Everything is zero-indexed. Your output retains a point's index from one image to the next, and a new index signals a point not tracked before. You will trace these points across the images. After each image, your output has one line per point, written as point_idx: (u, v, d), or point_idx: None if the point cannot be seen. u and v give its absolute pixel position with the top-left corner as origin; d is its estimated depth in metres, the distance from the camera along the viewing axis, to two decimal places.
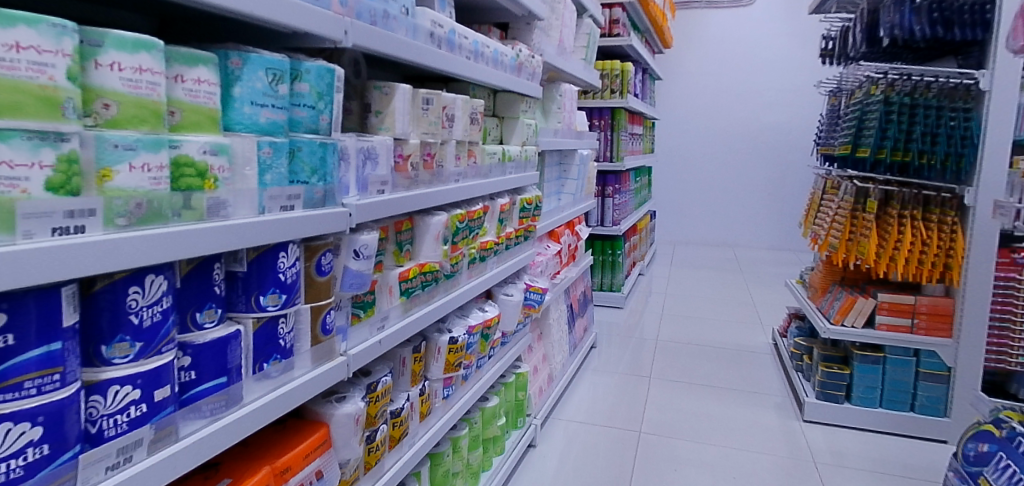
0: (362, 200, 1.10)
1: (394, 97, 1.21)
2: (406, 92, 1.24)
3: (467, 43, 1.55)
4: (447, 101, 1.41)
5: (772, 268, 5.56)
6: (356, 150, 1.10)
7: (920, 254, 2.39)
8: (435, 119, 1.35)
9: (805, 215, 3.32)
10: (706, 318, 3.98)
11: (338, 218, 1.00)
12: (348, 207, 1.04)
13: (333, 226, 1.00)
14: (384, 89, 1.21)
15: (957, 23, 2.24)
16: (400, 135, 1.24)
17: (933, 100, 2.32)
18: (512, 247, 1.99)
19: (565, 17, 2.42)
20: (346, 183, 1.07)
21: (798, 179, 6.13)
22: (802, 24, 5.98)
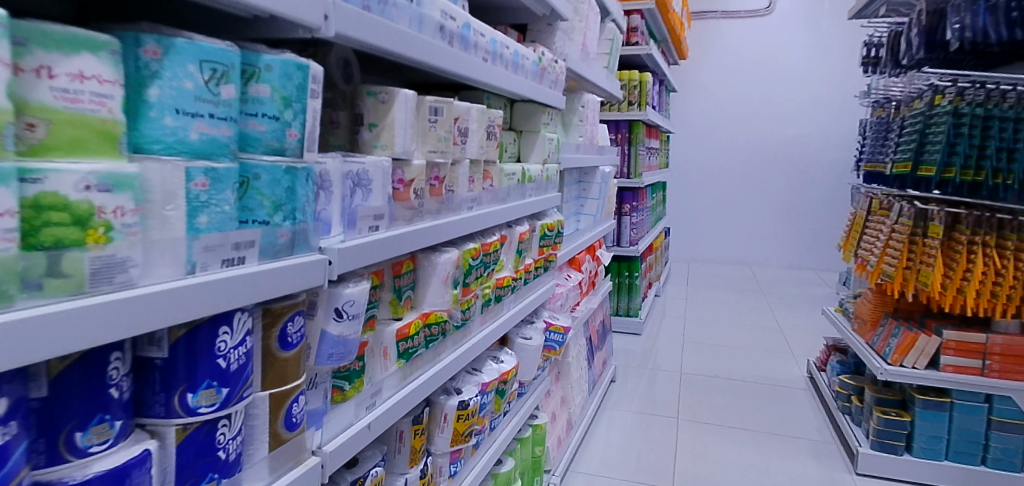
0: (349, 241, 0.84)
1: (394, 106, 0.94)
2: (410, 100, 0.97)
3: (483, 41, 1.28)
4: (459, 112, 1.15)
5: (795, 289, 5.24)
6: (341, 175, 0.84)
7: (994, 285, 2.12)
8: (446, 134, 1.08)
9: (846, 239, 3.04)
10: (731, 346, 3.68)
11: (312, 270, 0.74)
12: (328, 252, 0.78)
13: (307, 280, 0.73)
14: (383, 95, 0.94)
15: None
16: (400, 155, 0.97)
17: (1011, 111, 2.08)
18: (531, 281, 1.71)
19: (589, 19, 2.17)
20: (326, 220, 0.81)
21: (820, 195, 5.84)
22: (826, 33, 5.71)
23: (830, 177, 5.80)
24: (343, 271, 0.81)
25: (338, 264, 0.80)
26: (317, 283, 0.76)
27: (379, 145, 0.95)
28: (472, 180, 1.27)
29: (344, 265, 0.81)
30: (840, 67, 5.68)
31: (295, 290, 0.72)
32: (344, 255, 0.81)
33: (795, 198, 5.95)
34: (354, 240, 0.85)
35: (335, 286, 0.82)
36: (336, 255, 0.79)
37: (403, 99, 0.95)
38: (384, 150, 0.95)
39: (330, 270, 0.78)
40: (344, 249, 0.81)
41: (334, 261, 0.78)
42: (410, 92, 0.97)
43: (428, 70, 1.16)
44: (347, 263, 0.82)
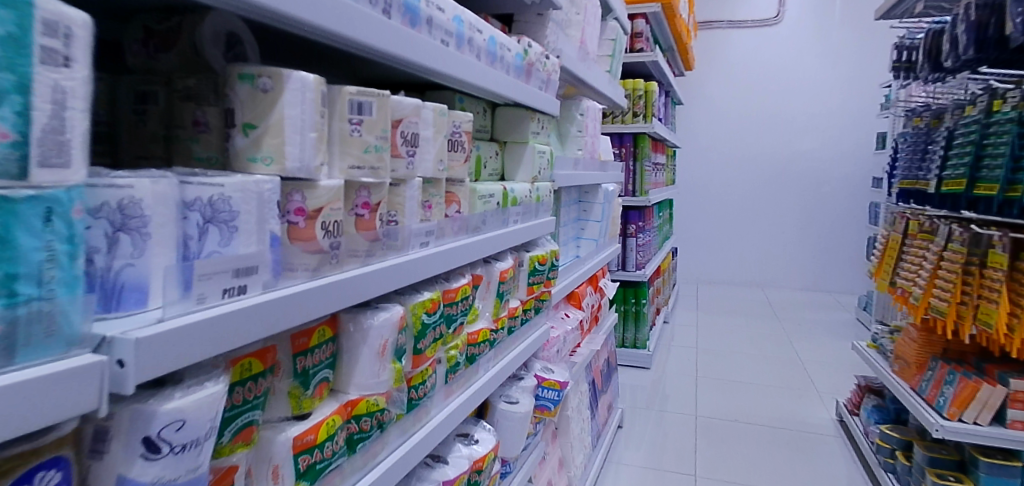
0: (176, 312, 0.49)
1: (284, 99, 0.63)
2: (313, 94, 0.65)
3: (443, 19, 0.93)
4: (401, 111, 0.81)
5: (813, 315, 4.88)
6: (169, 210, 0.51)
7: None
8: (379, 141, 0.75)
9: (878, 266, 2.65)
10: (749, 383, 3.31)
11: (75, 384, 0.40)
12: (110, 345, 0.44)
13: (64, 406, 0.39)
14: (267, 80, 0.62)
15: None
16: (294, 174, 0.64)
17: None
18: (517, 328, 1.37)
19: (588, 12, 1.85)
20: (131, 282, 0.48)
21: (835, 213, 5.50)
22: (838, 43, 5.39)
23: (845, 194, 5.45)
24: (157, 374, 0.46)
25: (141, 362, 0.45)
26: (95, 404, 0.41)
27: (267, 165, 0.62)
28: (426, 206, 0.93)
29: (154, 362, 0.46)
30: (855, 78, 5.34)
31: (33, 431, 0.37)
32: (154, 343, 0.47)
33: (809, 217, 5.60)
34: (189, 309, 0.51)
35: (142, 400, 0.48)
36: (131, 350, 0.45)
37: (296, 87, 0.63)
38: (272, 170, 0.63)
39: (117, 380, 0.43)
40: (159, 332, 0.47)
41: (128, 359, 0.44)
42: (310, 77, 0.65)
43: (359, 54, 0.83)
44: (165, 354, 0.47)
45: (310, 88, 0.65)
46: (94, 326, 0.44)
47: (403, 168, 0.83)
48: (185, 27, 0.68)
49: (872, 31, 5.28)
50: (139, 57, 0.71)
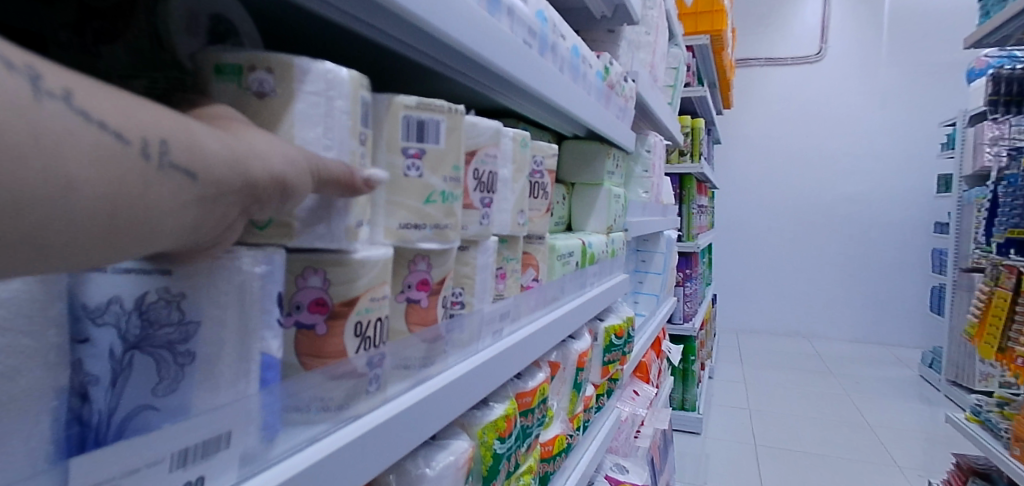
0: (277, 138, 0.31)
1: (297, 113, 0.37)
2: (346, 104, 0.39)
3: (525, 10, 0.67)
4: (476, 139, 0.54)
5: (868, 371, 4.45)
6: (36, 347, 0.25)
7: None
8: (447, 185, 0.47)
9: (978, 328, 2.27)
10: (816, 455, 2.92)
11: (64, 185, 0.20)
12: (147, 106, 0.24)
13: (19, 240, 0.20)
14: (265, 76, 0.37)
15: None
16: (311, 246, 0.37)
17: None
18: (590, 423, 1.07)
19: (657, 32, 1.59)
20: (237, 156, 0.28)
21: (886, 260, 5.12)
22: (886, 81, 5.09)
23: (898, 241, 5.09)
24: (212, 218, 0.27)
25: (206, 180, 0.25)
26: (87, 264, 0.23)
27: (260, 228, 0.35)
28: (499, 275, 0.66)
29: (220, 179, 0.26)
30: (907, 118, 5.02)
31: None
32: (245, 150, 0.28)
33: (858, 264, 5.22)
34: (303, 157, 0.32)
35: None
36: (195, 135, 0.25)
37: (314, 90, 0.37)
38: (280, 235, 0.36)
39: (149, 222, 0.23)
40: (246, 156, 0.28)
41: (194, 157, 0.25)
42: (344, 75, 0.39)
43: (410, 52, 0.56)
44: (231, 197, 0.27)
45: (343, 92, 0.39)
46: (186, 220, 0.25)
47: (474, 224, 0.55)
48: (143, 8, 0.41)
49: (925, 69, 4.98)
50: (69, 50, 0.41)
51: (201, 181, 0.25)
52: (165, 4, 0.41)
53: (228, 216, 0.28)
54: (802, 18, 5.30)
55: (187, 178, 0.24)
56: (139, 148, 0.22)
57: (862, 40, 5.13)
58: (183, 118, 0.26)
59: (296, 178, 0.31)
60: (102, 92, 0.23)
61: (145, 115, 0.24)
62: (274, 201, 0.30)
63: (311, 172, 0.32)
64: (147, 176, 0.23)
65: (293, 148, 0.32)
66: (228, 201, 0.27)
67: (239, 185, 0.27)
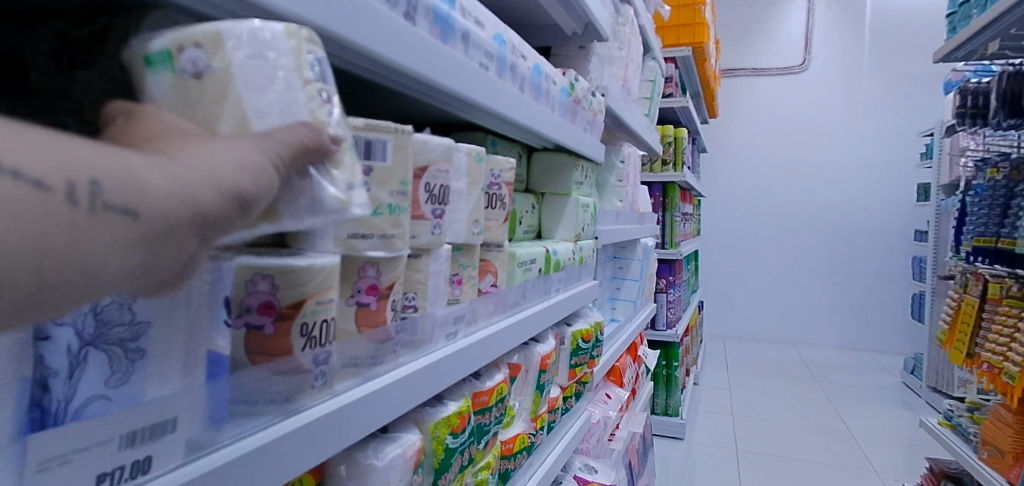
0: (229, 150, 0.33)
1: (234, 72, 0.41)
2: (290, 61, 0.42)
3: (482, 35, 0.71)
4: (428, 155, 0.59)
5: (851, 377, 4.51)
6: (5, 342, 0.30)
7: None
8: (394, 199, 0.52)
9: (949, 334, 2.32)
10: (796, 459, 2.97)
11: None
12: (79, 147, 0.26)
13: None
14: (196, 49, 0.41)
15: None
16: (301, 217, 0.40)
17: None
18: (556, 423, 1.11)
19: (631, 47, 1.65)
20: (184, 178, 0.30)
21: (870, 268, 5.20)
22: (870, 92, 5.18)
23: (881, 248, 5.16)
24: (163, 245, 0.29)
25: (146, 209, 0.28)
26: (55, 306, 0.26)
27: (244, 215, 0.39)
28: (455, 281, 0.69)
29: (165, 209, 0.28)
30: (889, 128, 5.11)
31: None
32: (189, 174, 0.30)
33: (843, 271, 5.29)
34: (256, 158, 0.35)
35: None
36: (130, 173, 0.27)
37: (249, 55, 0.42)
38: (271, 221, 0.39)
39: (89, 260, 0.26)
40: (191, 180, 0.30)
41: (124, 190, 0.27)
42: (277, 28, 0.42)
43: (368, 78, 0.60)
44: (182, 224, 0.30)
45: (283, 49, 0.42)
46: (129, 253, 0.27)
47: (427, 233, 0.59)
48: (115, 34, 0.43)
49: (907, 79, 5.07)
50: (48, 77, 0.44)
51: (141, 216, 0.27)
52: (136, 31, 0.43)
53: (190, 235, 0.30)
54: (787, 29, 5.39)
55: (124, 216, 0.26)
56: (66, 193, 0.24)
57: (845, 52, 5.23)
58: (118, 153, 0.28)
59: (250, 188, 0.33)
60: (25, 140, 0.25)
61: (73, 158, 0.25)
62: (232, 213, 0.33)
63: (270, 173, 0.35)
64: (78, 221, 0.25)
65: (245, 152, 0.34)
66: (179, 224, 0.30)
67: (187, 211, 0.29)
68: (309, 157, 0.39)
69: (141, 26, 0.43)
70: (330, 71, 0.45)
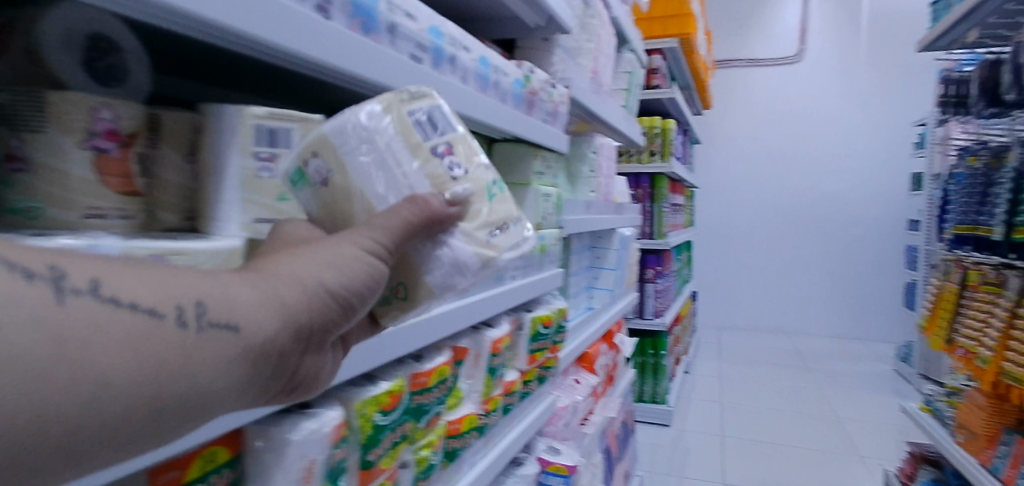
0: (309, 258, 0.46)
1: (349, 168, 0.56)
2: (389, 135, 0.58)
3: (413, 27, 0.74)
4: None
5: (844, 365, 4.53)
6: None
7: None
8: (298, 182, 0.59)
9: (929, 321, 2.34)
10: (782, 445, 3.00)
11: (128, 366, 0.33)
12: (187, 282, 0.38)
13: (138, 410, 0.34)
14: (317, 159, 0.56)
15: None
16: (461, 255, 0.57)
17: None
18: (515, 406, 1.14)
19: (601, 39, 1.67)
20: (274, 291, 0.42)
21: (864, 257, 5.20)
22: (864, 82, 5.17)
23: (875, 237, 5.17)
24: (266, 347, 0.41)
25: (252, 318, 0.40)
26: (209, 405, 0.38)
27: (405, 298, 0.59)
28: None
29: (257, 318, 0.40)
30: (883, 118, 5.11)
31: (84, 468, 0.33)
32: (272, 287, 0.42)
33: (837, 261, 5.30)
34: (347, 250, 0.48)
35: None
36: (226, 295, 0.39)
37: (355, 145, 0.57)
38: (426, 298, 0.58)
39: (208, 365, 0.37)
40: (274, 291, 0.42)
41: (224, 307, 0.38)
42: (371, 113, 0.58)
43: (286, 70, 0.62)
44: (278, 326, 0.42)
45: (381, 127, 0.58)
46: (229, 357, 0.39)
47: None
48: (22, 26, 0.46)
49: (901, 69, 5.06)
50: None
51: (238, 325, 0.39)
52: (40, 25, 0.45)
53: (293, 331, 0.43)
54: (781, 20, 5.38)
55: (227, 329, 0.38)
56: (176, 318, 0.36)
57: (839, 42, 5.22)
58: (218, 282, 0.40)
59: (332, 283, 0.46)
60: (135, 280, 0.36)
61: (183, 290, 0.37)
62: (324, 303, 0.45)
63: (347, 265, 0.47)
64: (195, 337, 0.36)
65: (337, 247, 0.48)
66: (284, 323, 0.42)
67: (276, 315, 0.41)
68: (416, 225, 0.53)
69: (45, 20, 0.45)
70: (422, 118, 0.60)
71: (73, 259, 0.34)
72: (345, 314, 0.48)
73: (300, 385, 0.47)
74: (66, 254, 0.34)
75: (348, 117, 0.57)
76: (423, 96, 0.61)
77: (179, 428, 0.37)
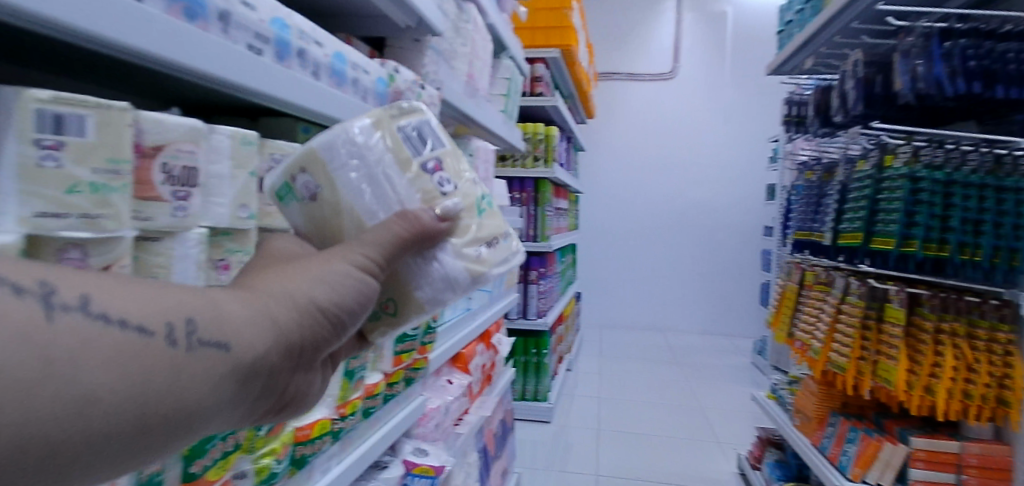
0: (302, 278, 0.52)
1: (338, 184, 0.63)
2: (380, 150, 0.64)
3: (250, 16, 0.72)
4: (163, 134, 0.59)
5: (709, 359, 4.87)
6: None
7: (1000, 389, 1.49)
8: (98, 177, 0.52)
9: (775, 316, 2.57)
10: (651, 435, 3.18)
11: (119, 380, 0.39)
12: (182, 302, 0.45)
13: (131, 418, 0.40)
14: (305, 175, 0.64)
15: (1000, 77, 1.44)
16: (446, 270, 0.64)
17: (974, 176, 1.48)
18: (379, 408, 1.13)
19: (476, 44, 1.69)
20: (267, 310, 0.49)
21: (728, 260, 5.63)
22: (729, 99, 5.61)
23: (737, 242, 5.62)
24: (258, 364, 0.48)
25: (243, 335, 0.46)
26: (200, 417, 0.44)
27: (394, 313, 0.67)
28: (219, 267, 0.67)
29: (247, 336, 0.47)
30: (745, 133, 5.58)
31: (86, 468, 0.39)
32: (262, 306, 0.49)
33: (705, 263, 5.70)
34: (338, 267, 0.55)
35: None
36: (220, 316, 0.46)
37: (348, 162, 0.63)
38: (416, 311, 0.66)
39: (197, 379, 0.43)
40: (263, 311, 0.49)
41: (214, 326, 0.45)
42: (359, 131, 0.64)
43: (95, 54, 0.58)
44: (269, 342, 0.48)
45: (370, 143, 0.64)
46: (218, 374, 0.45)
47: (166, 215, 0.59)
48: None
49: (760, 89, 5.54)
50: None
51: (227, 343, 0.45)
52: None
53: (283, 346, 0.49)
54: (657, 38, 5.72)
55: (218, 347, 0.45)
56: (167, 338, 0.42)
57: (708, 62, 5.63)
58: (215, 302, 0.47)
59: (322, 300, 0.53)
60: (130, 299, 0.42)
61: (180, 309, 0.44)
62: (315, 318, 0.52)
63: (336, 284, 0.54)
64: (183, 354, 0.43)
65: (329, 265, 0.55)
66: (274, 340, 0.49)
67: (266, 333, 0.48)
68: (409, 239, 0.60)
69: None
70: (412, 137, 0.66)
71: (66, 277, 0.40)
72: (338, 327, 0.54)
73: (291, 397, 0.54)
74: (61, 271, 0.40)
75: (337, 136, 0.63)
76: (412, 113, 0.67)
77: (172, 435, 0.43)
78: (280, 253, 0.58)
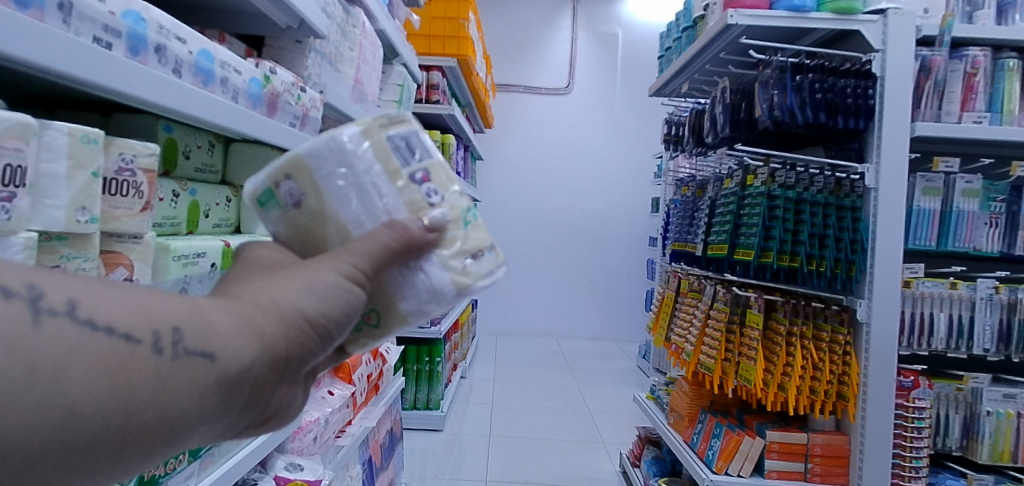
0: (293, 288, 0.53)
1: (325, 191, 0.63)
2: (367, 159, 0.64)
3: (98, 7, 0.67)
4: None
5: (598, 364, 5.06)
6: None
7: (840, 385, 1.68)
8: None
9: (654, 321, 2.72)
10: (541, 439, 3.25)
11: (100, 385, 0.42)
12: (170, 308, 0.47)
13: (115, 424, 0.43)
14: (289, 182, 0.64)
15: (840, 108, 1.62)
16: (434, 280, 0.62)
17: (819, 195, 1.66)
18: None
19: (365, 48, 1.67)
20: (255, 316, 0.50)
21: (617, 269, 5.88)
22: (619, 116, 5.89)
23: (625, 252, 5.88)
24: (245, 376, 0.49)
25: (227, 346, 0.48)
26: (181, 425, 0.46)
27: (376, 325, 0.65)
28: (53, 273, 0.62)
29: (235, 346, 0.48)
30: (633, 149, 5.87)
31: (71, 471, 0.42)
32: (248, 316, 0.50)
33: (596, 272, 5.91)
34: (327, 278, 0.55)
35: None
36: (207, 326, 0.48)
37: (338, 168, 0.63)
38: (399, 322, 0.64)
39: (182, 387, 0.46)
40: (253, 321, 0.50)
41: (200, 336, 0.47)
42: (352, 137, 0.64)
43: None
44: (256, 353, 0.49)
45: (359, 151, 0.64)
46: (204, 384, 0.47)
47: None
48: None
49: (647, 108, 5.86)
50: None
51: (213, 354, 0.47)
52: None
53: (268, 357, 0.50)
54: (554, 53, 5.88)
55: (205, 358, 0.46)
56: (152, 346, 0.45)
57: (601, 79, 5.87)
58: (203, 312, 0.49)
59: (311, 311, 0.53)
60: (115, 306, 0.45)
61: (165, 317, 0.46)
62: (302, 330, 0.52)
63: (326, 295, 0.54)
64: (169, 362, 0.45)
65: (319, 274, 0.55)
66: (259, 351, 0.50)
67: (252, 343, 0.49)
68: (396, 249, 0.59)
69: None
70: (399, 144, 0.65)
71: (55, 283, 0.43)
72: (326, 339, 0.55)
73: (276, 412, 0.55)
74: (49, 277, 0.44)
75: (327, 141, 0.63)
76: (401, 122, 0.67)
77: (152, 443, 0.45)
78: (268, 260, 0.58)
